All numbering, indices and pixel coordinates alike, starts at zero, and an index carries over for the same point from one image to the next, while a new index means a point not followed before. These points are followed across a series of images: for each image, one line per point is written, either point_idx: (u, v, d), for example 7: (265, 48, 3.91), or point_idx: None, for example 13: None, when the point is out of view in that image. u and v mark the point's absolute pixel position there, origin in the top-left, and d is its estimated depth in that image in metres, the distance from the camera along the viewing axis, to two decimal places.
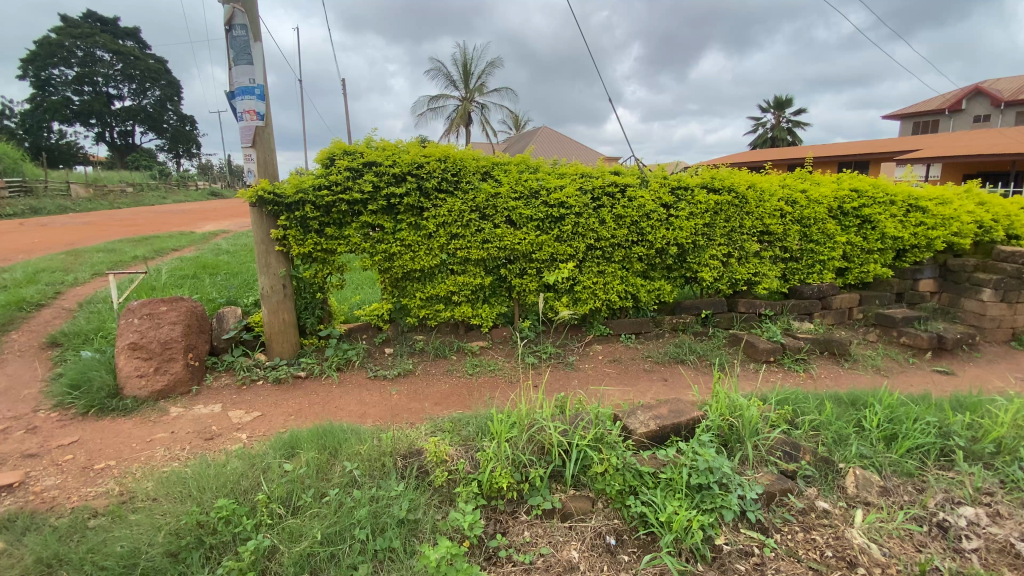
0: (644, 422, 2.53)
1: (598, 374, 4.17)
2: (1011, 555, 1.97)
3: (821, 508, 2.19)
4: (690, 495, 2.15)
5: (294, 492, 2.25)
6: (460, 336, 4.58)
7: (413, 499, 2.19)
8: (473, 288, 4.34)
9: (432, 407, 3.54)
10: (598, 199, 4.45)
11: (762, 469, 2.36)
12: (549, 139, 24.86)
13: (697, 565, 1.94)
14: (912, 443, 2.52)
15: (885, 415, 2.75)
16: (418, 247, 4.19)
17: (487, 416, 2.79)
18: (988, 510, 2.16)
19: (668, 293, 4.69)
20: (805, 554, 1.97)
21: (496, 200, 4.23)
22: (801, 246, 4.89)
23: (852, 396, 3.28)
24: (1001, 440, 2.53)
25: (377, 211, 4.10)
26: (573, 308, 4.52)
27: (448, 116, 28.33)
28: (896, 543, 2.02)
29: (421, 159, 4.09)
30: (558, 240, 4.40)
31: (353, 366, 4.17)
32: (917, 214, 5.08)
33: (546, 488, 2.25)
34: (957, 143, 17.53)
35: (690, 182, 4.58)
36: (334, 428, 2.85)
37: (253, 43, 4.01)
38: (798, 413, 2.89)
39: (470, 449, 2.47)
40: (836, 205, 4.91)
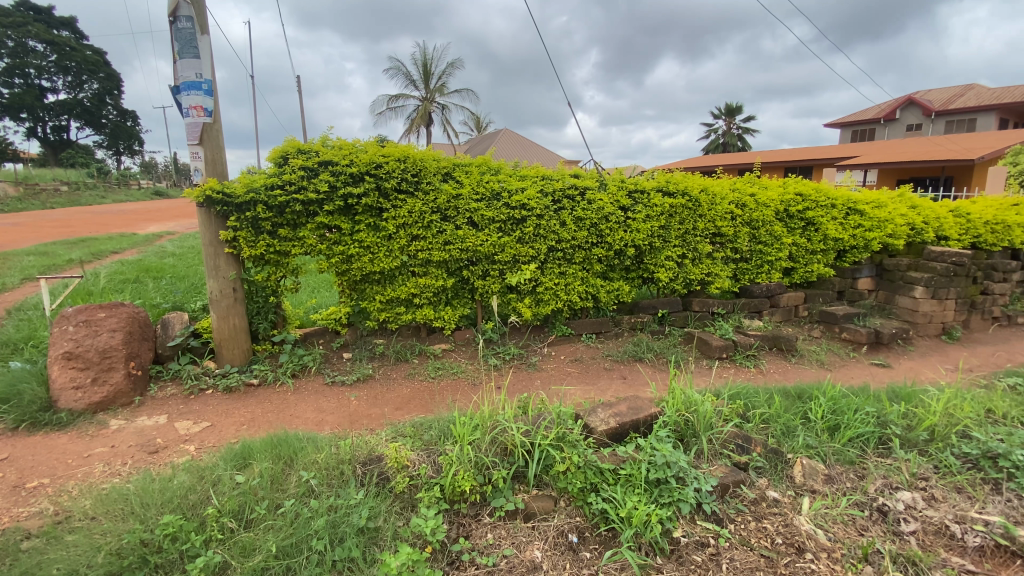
0: (604, 419, 2.58)
1: (560, 374, 4.22)
2: (945, 536, 2.10)
3: (771, 498, 2.29)
4: (649, 490, 2.20)
5: (247, 505, 2.15)
6: (422, 339, 4.53)
7: (373, 507, 2.14)
8: (435, 290, 4.30)
9: (393, 412, 3.47)
10: (559, 201, 4.50)
11: (716, 462, 2.45)
12: (510, 140, 24.98)
13: (656, 558, 1.99)
14: (854, 433, 2.67)
15: (829, 406, 2.90)
16: (378, 248, 4.11)
17: (449, 420, 2.76)
18: (924, 495, 2.31)
19: (627, 294, 4.80)
20: (757, 543, 2.05)
21: (457, 201, 4.21)
22: (750, 247, 5.10)
23: (798, 389, 3.45)
24: (933, 427, 2.71)
25: (334, 211, 4.00)
26: (535, 309, 4.55)
27: (408, 115, 28.03)
28: (840, 528, 2.13)
29: (380, 159, 4.01)
30: (520, 242, 4.42)
31: (309, 372, 4.04)
32: (856, 216, 5.40)
33: (508, 490, 2.25)
34: (892, 150, 18.76)
35: (646, 185, 4.71)
36: (290, 436, 2.75)
37: (199, 36, 3.83)
38: (749, 406, 3.01)
39: (432, 454, 2.44)
40: (782, 208, 5.16)
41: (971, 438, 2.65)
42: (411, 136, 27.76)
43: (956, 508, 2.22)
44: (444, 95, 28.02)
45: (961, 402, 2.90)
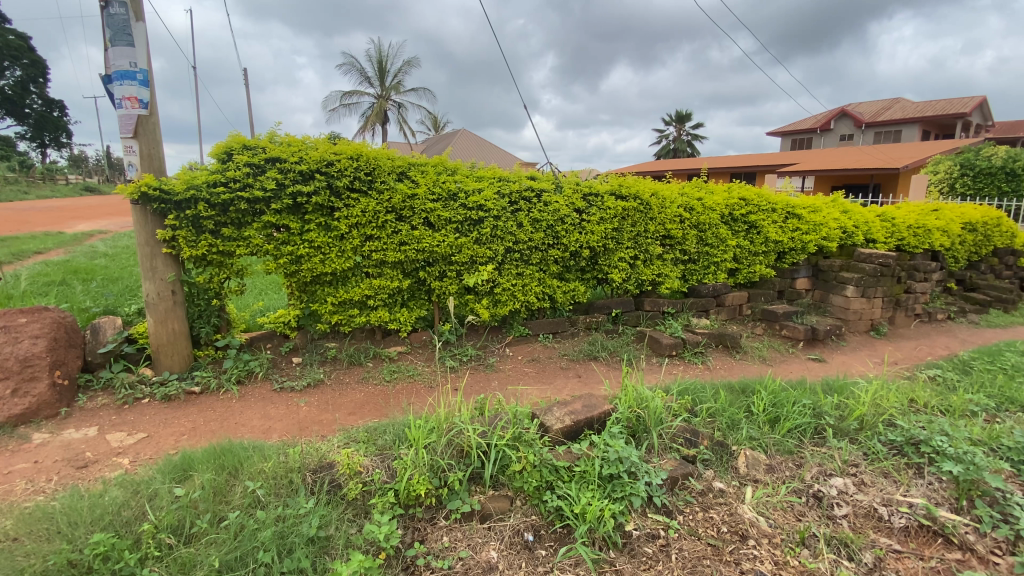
0: (560, 418, 2.61)
1: (518, 374, 4.24)
2: (874, 518, 2.23)
3: (717, 488, 2.39)
4: (602, 485, 2.26)
5: (187, 519, 2.04)
6: (376, 342, 4.43)
7: (324, 515, 2.08)
8: (390, 291, 4.22)
9: (345, 417, 3.38)
10: (515, 203, 4.53)
11: (666, 456, 2.53)
12: (468, 141, 24.91)
13: (609, 552, 2.03)
14: (792, 424, 2.83)
15: (770, 400, 3.06)
16: (329, 249, 3.99)
17: (404, 423, 2.72)
18: (855, 480, 2.46)
19: (582, 294, 4.89)
20: (704, 532, 2.13)
21: (413, 201, 4.14)
22: (698, 249, 5.31)
23: (742, 383, 3.63)
24: (862, 417, 2.91)
25: (282, 210, 3.85)
26: (493, 310, 4.55)
27: (363, 113, 27.44)
28: (780, 514, 2.24)
29: (332, 156, 3.90)
30: (477, 243, 4.41)
31: (256, 378, 3.87)
32: (794, 220, 5.73)
33: (465, 492, 2.24)
34: (828, 158, 20.02)
35: (600, 189, 4.82)
36: (235, 446, 2.63)
37: (134, 23, 3.60)
38: (697, 401, 3.13)
39: (386, 459, 2.39)
40: (727, 212, 5.41)
41: (895, 426, 2.86)
42: (366, 134, 27.16)
43: (884, 491, 2.38)
44: (400, 94, 27.62)
45: (885, 393, 3.13)
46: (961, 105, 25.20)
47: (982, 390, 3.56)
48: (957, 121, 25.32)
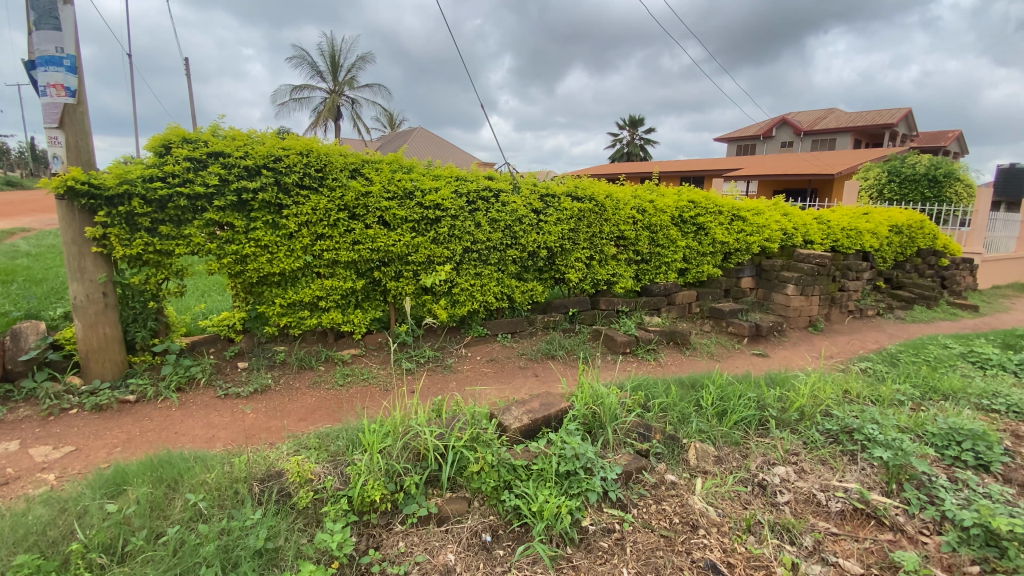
0: (518, 417, 2.62)
1: (476, 375, 4.22)
2: (813, 503, 2.36)
3: (669, 481, 2.47)
4: (559, 482, 2.28)
5: (121, 537, 1.90)
6: (329, 344, 4.30)
7: (272, 526, 1.99)
8: (343, 292, 4.10)
9: (295, 423, 3.26)
10: (473, 202, 4.50)
11: (621, 451, 2.59)
12: (424, 139, 24.61)
13: (567, 548, 2.05)
14: (738, 416, 2.97)
15: (718, 394, 3.20)
16: (278, 248, 3.84)
17: (358, 428, 2.65)
18: (796, 468, 2.60)
19: (540, 294, 4.93)
20: (657, 524, 2.19)
21: (367, 199, 4.04)
22: (651, 250, 5.47)
23: (692, 379, 3.76)
24: (802, 408, 3.08)
25: (225, 207, 3.66)
26: (451, 310, 4.51)
27: (314, 108, 26.59)
28: (728, 503, 2.33)
29: (280, 152, 3.75)
30: (434, 242, 4.36)
31: (198, 385, 3.67)
32: (739, 222, 6.00)
33: (421, 495, 2.20)
34: (770, 164, 21.10)
35: (557, 190, 4.88)
36: (175, 457, 2.48)
37: (61, 5, 3.33)
38: (650, 397, 3.22)
39: (339, 465, 2.32)
40: (678, 214, 5.60)
41: (831, 415, 3.04)
42: (318, 130, 26.33)
43: (822, 478, 2.51)
44: (354, 90, 26.94)
45: (822, 385, 3.33)
46: (889, 116, 27.20)
47: (907, 381, 3.85)
48: (885, 132, 27.29)
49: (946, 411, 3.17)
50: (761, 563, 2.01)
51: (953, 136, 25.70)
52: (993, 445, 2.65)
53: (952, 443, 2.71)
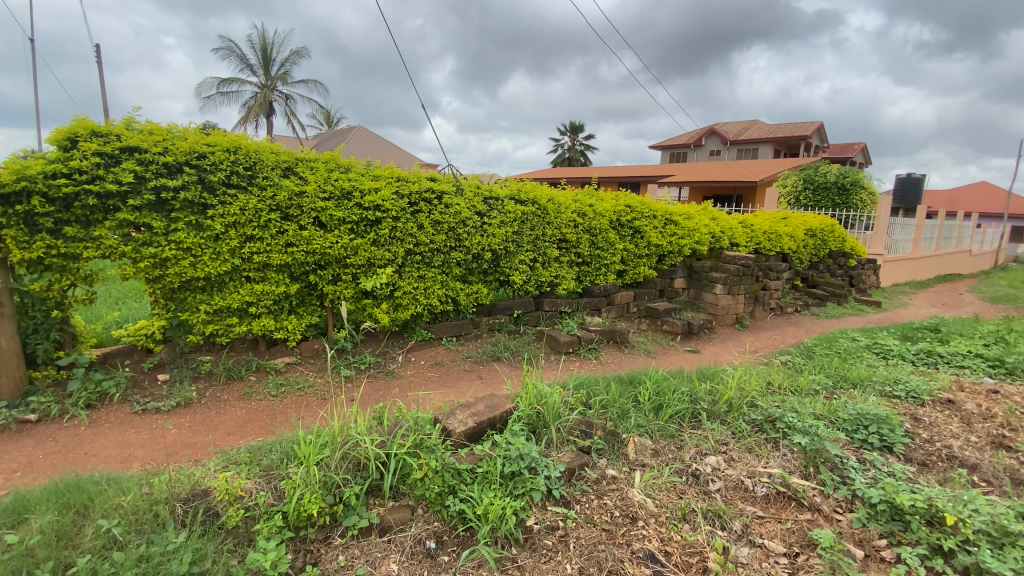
0: (463, 420, 2.61)
1: (419, 380, 4.15)
2: (741, 489, 2.51)
3: (610, 475, 2.55)
4: (504, 484, 2.29)
5: (21, 572, 1.71)
6: (260, 353, 4.08)
7: (198, 549, 1.86)
8: (275, 297, 3.90)
9: (223, 438, 3.06)
10: (415, 204, 4.42)
11: (564, 448, 2.65)
12: (364, 139, 23.95)
13: (512, 549, 2.06)
14: (673, 410, 3.12)
15: (654, 390, 3.35)
16: (202, 251, 3.59)
17: (293, 440, 2.53)
18: (726, 457, 2.76)
19: (485, 296, 4.93)
20: (599, 519, 2.25)
21: (301, 199, 3.87)
22: (591, 252, 5.62)
23: (630, 376, 3.91)
24: (730, 400, 3.28)
25: (142, 206, 3.39)
26: (393, 314, 4.40)
27: (244, 103, 25.16)
28: (665, 494, 2.43)
29: (204, 148, 3.52)
30: (375, 244, 4.24)
31: (111, 402, 3.36)
32: (673, 226, 6.30)
33: (362, 506, 2.13)
34: (701, 171, 22.32)
35: (500, 193, 4.90)
36: (84, 480, 2.25)
37: None
38: (591, 395, 3.32)
39: (272, 480, 2.20)
40: (616, 218, 5.79)
41: (756, 406, 3.26)
42: (248, 126, 24.94)
43: (749, 465, 2.68)
44: (288, 85, 25.77)
45: (748, 378, 3.57)
46: (804, 128, 29.54)
47: (822, 372, 4.19)
48: (801, 143, 29.64)
49: (854, 398, 3.49)
50: (695, 549, 2.10)
51: (858, 149, 28.30)
52: (894, 428, 2.95)
53: (860, 427, 2.98)
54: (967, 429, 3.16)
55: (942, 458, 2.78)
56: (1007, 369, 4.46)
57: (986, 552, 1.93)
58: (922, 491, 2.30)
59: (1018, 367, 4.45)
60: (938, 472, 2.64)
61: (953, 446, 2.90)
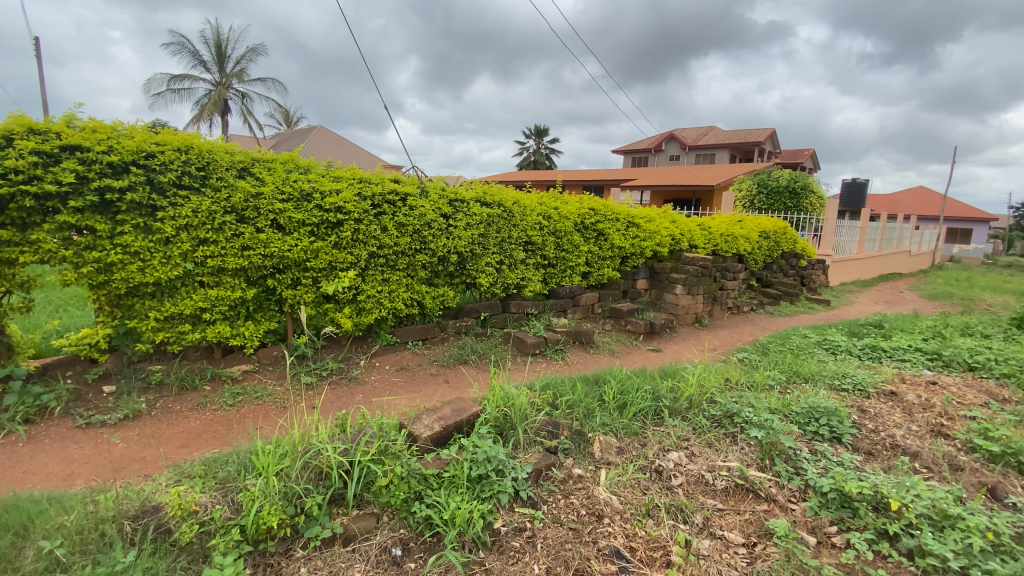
0: (429, 425, 2.58)
1: (384, 385, 4.07)
2: (702, 482, 2.58)
3: (576, 475, 2.58)
4: (471, 487, 2.28)
5: None
6: (215, 361, 3.92)
7: (148, 568, 1.78)
8: (231, 302, 3.76)
9: (175, 451, 2.92)
10: (378, 206, 4.35)
11: (531, 450, 2.67)
12: (325, 139, 23.42)
13: (479, 553, 2.05)
14: (637, 408, 3.19)
15: (618, 389, 3.42)
16: (151, 255, 3.42)
17: (251, 450, 2.45)
18: (687, 452, 2.83)
19: (451, 299, 4.89)
20: (566, 518, 2.27)
21: (258, 201, 3.75)
22: (556, 254, 5.68)
23: (595, 375, 3.97)
24: (691, 397, 3.38)
25: (84, 208, 3.20)
26: (356, 318, 4.31)
27: (197, 101, 24.15)
28: (629, 491, 2.48)
29: (153, 147, 3.36)
30: (336, 247, 4.14)
31: (52, 416, 3.15)
32: (635, 228, 6.44)
33: (325, 516, 2.07)
34: (662, 174, 22.92)
35: (466, 195, 4.88)
36: (21, 500, 2.11)
37: None
38: (558, 395, 3.36)
39: (229, 492, 2.12)
40: (580, 221, 5.88)
41: (715, 402, 3.37)
42: (201, 124, 23.95)
43: (709, 459, 2.77)
44: (244, 83, 24.92)
45: (707, 375, 3.70)
46: (758, 135, 30.80)
47: (776, 367, 4.38)
48: (755, 149, 30.89)
49: (806, 392, 3.66)
50: (659, 543, 2.15)
51: (807, 155, 29.75)
52: (842, 420, 3.11)
53: (812, 420, 3.13)
54: (908, 419, 3.36)
55: (886, 447, 2.95)
56: (943, 361, 4.78)
57: (927, 534, 2.06)
58: (868, 479, 2.44)
59: (952, 359, 4.78)
60: (883, 460, 2.79)
61: (896, 435, 3.08)
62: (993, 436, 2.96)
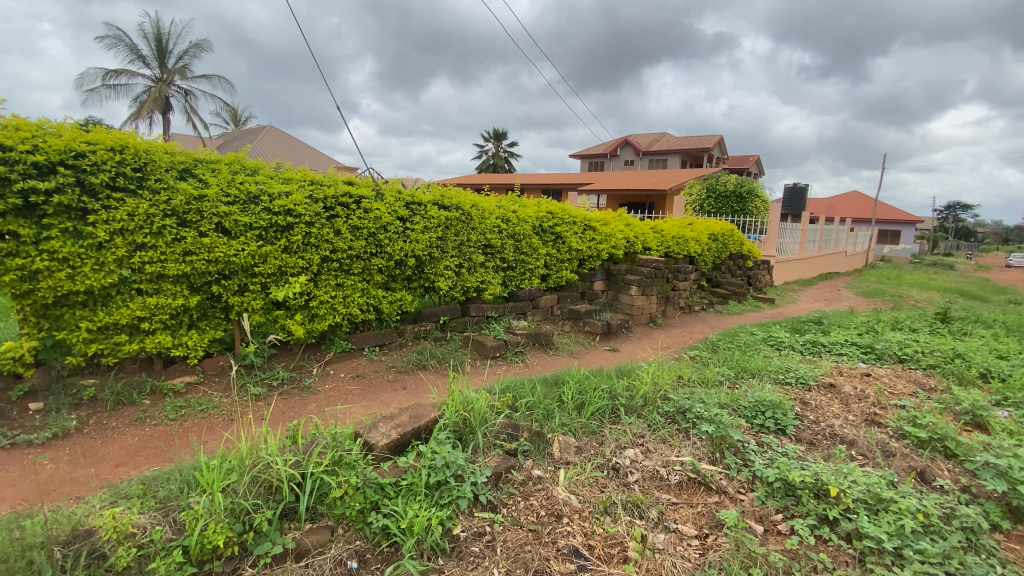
0: (386, 432, 2.54)
1: (339, 394, 3.96)
2: (657, 478, 2.66)
3: (536, 476, 2.60)
4: (429, 495, 2.26)
5: None
6: (156, 373, 3.70)
7: None
8: (172, 310, 3.56)
9: (110, 470, 2.74)
10: (330, 209, 4.23)
11: (490, 453, 2.67)
12: (275, 140, 22.63)
13: (438, 560, 2.02)
14: (595, 407, 3.26)
15: (576, 389, 3.47)
16: (82, 261, 3.19)
17: (195, 466, 2.33)
18: (643, 449, 2.91)
19: (409, 303, 4.82)
20: (526, 520, 2.28)
21: (201, 203, 3.57)
22: (515, 257, 5.70)
23: (554, 376, 4.01)
24: (646, 395, 3.48)
25: (5, 211, 2.96)
26: (308, 325, 4.18)
27: (135, 97, 22.80)
28: (587, 489, 2.51)
29: (83, 147, 3.14)
30: (286, 251, 4.00)
31: None
32: (592, 231, 6.56)
33: (276, 532, 1.99)
34: (618, 179, 23.48)
35: (423, 198, 4.81)
36: None
37: None
38: (517, 397, 3.38)
39: (170, 512, 2.00)
40: (538, 224, 5.94)
41: (669, 399, 3.48)
42: (140, 122, 22.62)
43: (663, 455, 2.85)
44: (187, 80, 23.74)
45: (661, 373, 3.82)
46: (707, 141, 32.08)
47: (725, 364, 4.57)
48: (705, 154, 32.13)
49: (753, 386, 3.83)
50: (616, 540, 2.19)
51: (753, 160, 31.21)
52: (786, 412, 3.28)
53: (759, 413, 3.29)
54: (845, 409, 3.59)
55: (826, 436, 3.12)
56: (876, 354, 5.11)
57: (863, 518, 2.19)
58: (810, 467, 2.58)
59: (884, 352, 5.13)
60: (824, 449, 2.96)
61: (834, 425, 3.28)
62: (920, 422, 3.20)
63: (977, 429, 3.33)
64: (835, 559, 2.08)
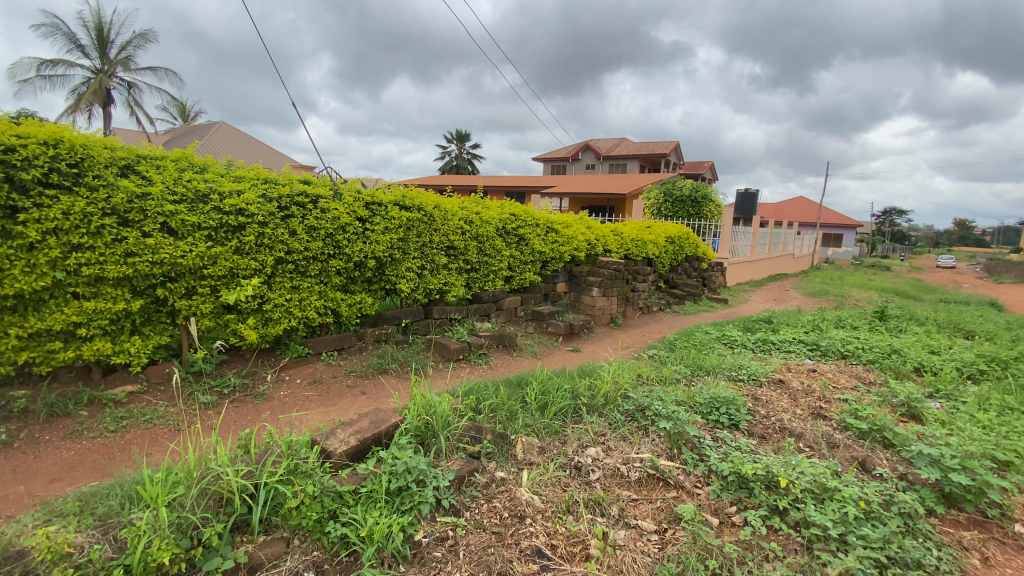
0: (344, 439, 2.47)
1: (296, 400, 3.84)
2: (618, 475, 2.70)
3: (499, 477, 2.59)
4: (390, 501, 2.21)
5: None
6: (94, 382, 3.47)
7: None
8: (112, 315, 3.35)
9: (42, 487, 2.55)
10: (285, 208, 4.09)
11: (453, 456, 2.65)
12: (228, 137, 21.73)
13: (399, 567, 1.98)
14: (557, 407, 3.29)
15: (539, 390, 3.50)
16: (10, 262, 2.96)
17: (139, 480, 2.20)
18: (604, 446, 2.96)
19: (369, 306, 4.73)
20: (489, 522, 2.28)
21: (145, 202, 3.38)
22: (478, 258, 5.68)
23: (518, 377, 4.02)
24: (606, 394, 3.55)
25: None
26: (262, 329, 4.03)
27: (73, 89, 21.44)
28: (550, 489, 2.53)
29: (11, 140, 2.91)
30: (238, 253, 3.84)
31: None
32: (554, 233, 6.63)
33: (226, 546, 1.89)
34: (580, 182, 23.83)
35: (383, 199, 4.72)
36: None
37: None
38: (481, 399, 3.37)
39: (110, 530, 1.88)
40: (500, 225, 5.95)
41: (629, 397, 3.56)
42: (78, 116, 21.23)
43: (623, 452, 2.90)
44: (131, 73, 22.51)
45: (621, 373, 3.90)
46: (665, 146, 33.02)
47: (682, 362, 4.71)
48: (663, 159, 33.07)
49: (707, 383, 3.97)
50: (578, 538, 2.22)
51: (707, 166, 32.37)
52: (738, 407, 3.41)
53: (713, 410, 3.40)
54: (793, 403, 3.77)
55: (776, 430, 3.27)
56: (821, 351, 5.40)
57: (811, 507, 2.30)
58: (761, 460, 2.69)
59: (828, 349, 5.42)
60: (774, 442, 3.09)
61: (784, 419, 3.44)
62: (861, 415, 3.39)
63: (912, 419, 3.57)
64: (786, 547, 2.18)
